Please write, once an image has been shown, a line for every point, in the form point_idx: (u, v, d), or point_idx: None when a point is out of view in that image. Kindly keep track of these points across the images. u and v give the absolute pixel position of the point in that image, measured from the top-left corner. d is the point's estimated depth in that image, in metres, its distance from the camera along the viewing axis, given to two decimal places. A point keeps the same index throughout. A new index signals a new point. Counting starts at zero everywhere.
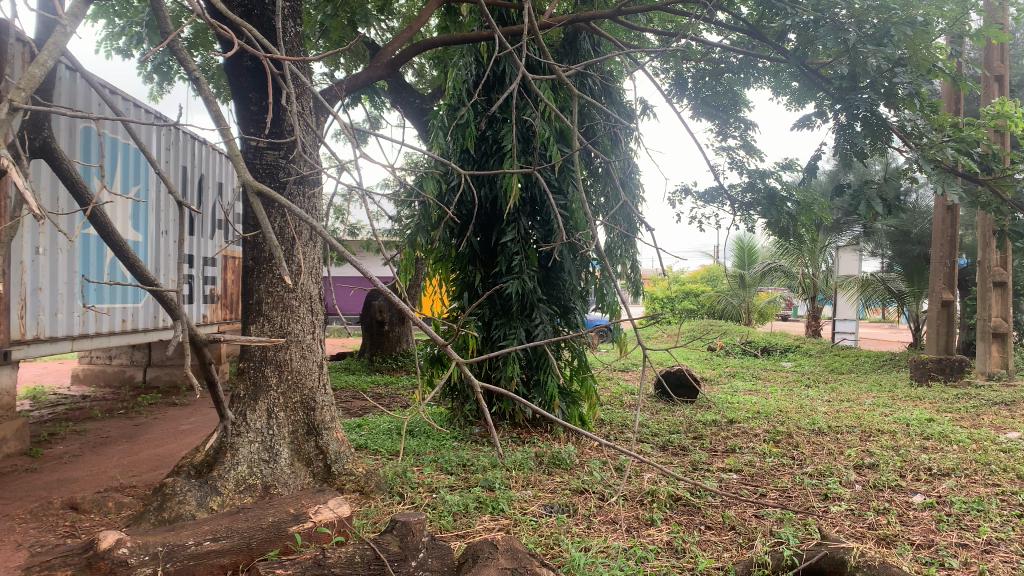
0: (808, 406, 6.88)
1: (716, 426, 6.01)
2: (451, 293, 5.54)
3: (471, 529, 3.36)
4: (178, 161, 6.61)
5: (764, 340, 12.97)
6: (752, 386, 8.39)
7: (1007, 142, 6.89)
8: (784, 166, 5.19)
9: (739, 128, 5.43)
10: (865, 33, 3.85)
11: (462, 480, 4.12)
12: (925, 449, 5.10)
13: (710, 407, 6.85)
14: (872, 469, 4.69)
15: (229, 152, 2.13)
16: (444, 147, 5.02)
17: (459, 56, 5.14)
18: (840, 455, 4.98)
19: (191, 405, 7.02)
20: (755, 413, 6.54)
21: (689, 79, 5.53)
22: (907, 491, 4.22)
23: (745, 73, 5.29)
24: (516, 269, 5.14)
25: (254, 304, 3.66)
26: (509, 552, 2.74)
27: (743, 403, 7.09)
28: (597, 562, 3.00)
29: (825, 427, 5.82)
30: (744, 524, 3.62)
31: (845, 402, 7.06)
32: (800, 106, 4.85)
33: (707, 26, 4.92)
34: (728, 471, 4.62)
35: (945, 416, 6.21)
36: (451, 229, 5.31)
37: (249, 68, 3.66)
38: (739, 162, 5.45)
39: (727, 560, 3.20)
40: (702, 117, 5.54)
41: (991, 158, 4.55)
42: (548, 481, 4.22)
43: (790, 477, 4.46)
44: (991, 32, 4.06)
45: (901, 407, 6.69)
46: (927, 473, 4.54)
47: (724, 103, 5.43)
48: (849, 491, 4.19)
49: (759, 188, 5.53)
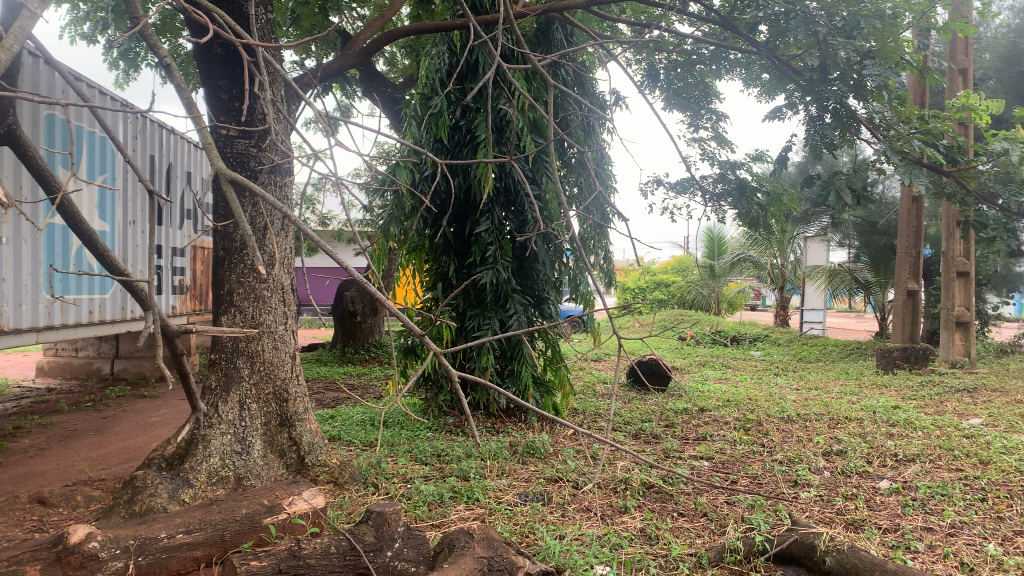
0: (777, 394, 6.98)
1: (688, 414, 6.08)
2: (424, 284, 5.52)
3: (446, 519, 3.36)
4: (145, 150, 6.49)
5: (734, 329, 13.13)
6: (722, 374, 8.48)
7: (970, 134, 7.02)
8: (756, 157, 5.25)
9: (711, 119, 5.47)
10: (834, 26, 3.90)
11: (436, 470, 4.12)
12: (891, 435, 5.21)
13: (681, 396, 6.92)
14: (840, 455, 4.78)
15: (201, 140, 2.10)
16: (417, 137, 4.99)
17: (432, 45, 5.12)
18: (809, 442, 5.07)
19: (160, 397, 6.93)
20: (726, 401, 6.62)
21: (661, 70, 5.55)
22: (873, 477, 4.30)
23: (717, 65, 5.32)
24: (490, 260, 5.14)
25: (225, 295, 3.61)
26: (485, 541, 2.75)
27: (714, 392, 7.18)
28: (572, 550, 3.03)
29: (794, 415, 5.91)
30: (716, 511, 3.67)
31: (813, 390, 7.17)
32: (770, 98, 4.90)
33: (680, 17, 4.94)
34: (700, 459, 4.67)
35: (910, 403, 6.34)
36: (425, 219, 5.28)
37: (219, 56, 3.61)
38: (710, 153, 5.50)
39: (699, 545, 3.24)
40: (673, 107, 5.58)
41: (957, 150, 4.64)
42: (522, 470, 4.23)
43: (760, 464, 4.53)
44: (957, 25, 4.14)
45: (867, 394, 6.82)
46: (893, 459, 4.63)
47: (696, 94, 5.44)
48: (818, 477, 4.26)
49: (730, 178, 5.58)
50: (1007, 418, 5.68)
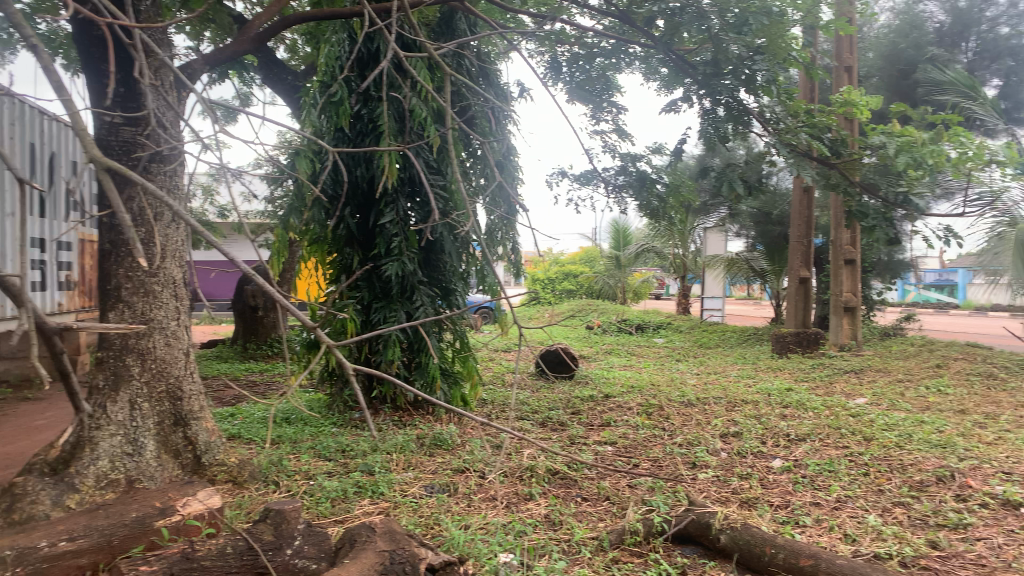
0: (679, 379, 7.20)
1: (593, 402, 6.19)
2: (328, 276, 5.41)
3: (350, 514, 3.32)
4: (23, 137, 6.11)
5: (639, 317, 13.46)
6: (627, 362, 8.69)
7: (854, 129, 7.40)
8: (654, 149, 5.39)
9: (612, 112, 5.60)
10: (727, 22, 4.04)
11: (341, 465, 4.06)
12: (783, 416, 5.45)
13: (587, 384, 7.05)
14: (736, 437, 4.96)
15: (74, 126, 1.99)
16: (317, 125, 4.87)
17: (331, 32, 5.01)
18: (707, 425, 5.24)
19: (46, 399, 6.57)
20: (630, 388, 6.78)
21: (563, 64, 5.62)
22: (767, 456, 4.49)
23: (618, 58, 5.43)
24: (395, 251, 5.08)
25: (112, 290, 3.44)
26: (387, 534, 2.73)
27: (619, 379, 7.34)
28: (476, 539, 3.04)
29: (694, 399, 6.11)
30: (618, 494, 3.75)
31: (713, 375, 7.43)
32: (668, 91, 5.03)
33: (581, 11, 5.00)
34: (604, 444, 4.77)
35: (802, 384, 6.65)
36: (327, 210, 5.16)
37: (100, 37, 3.42)
38: (611, 145, 5.61)
39: (601, 529, 3.31)
40: (576, 100, 5.69)
41: (840, 143, 4.88)
42: (428, 462, 4.22)
43: (661, 447, 4.66)
44: (839, 24, 4.35)
45: (763, 377, 7.12)
46: (785, 438, 4.85)
47: (598, 88, 5.60)
48: (716, 458, 4.42)
49: (631, 170, 5.70)
50: (888, 397, 6.04)
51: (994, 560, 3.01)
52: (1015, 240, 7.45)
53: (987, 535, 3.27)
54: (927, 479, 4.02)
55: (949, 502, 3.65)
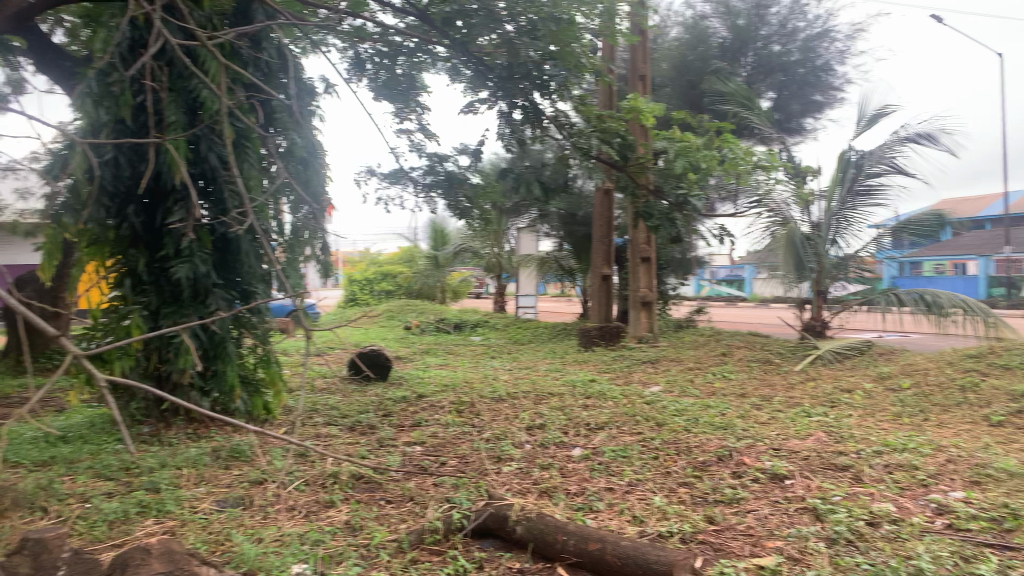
0: (491, 375, 7.33)
1: (405, 402, 6.17)
2: (110, 281, 5.00)
3: (130, 537, 3.08)
4: None
5: (456, 316, 13.60)
6: (442, 361, 8.74)
7: (642, 134, 7.93)
8: (459, 149, 5.45)
9: (417, 111, 5.61)
10: (520, 27, 4.25)
11: (123, 484, 3.76)
12: (585, 406, 5.70)
13: (400, 384, 7.01)
14: (541, 428, 5.13)
15: None
16: (94, 117, 4.45)
17: (110, 16, 4.62)
18: (514, 419, 5.38)
19: None
20: (443, 386, 6.82)
21: (368, 61, 5.51)
22: (568, 446, 4.67)
23: (422, 58, 5.43)
24: (186, 253, 4.79)
25: None
26: (165, 555, 2.56)
27: (433, 378, 7.36)
28: (268, 552, 2.92)
29: (504, 394, 6.24)
30: (421, 494, 3.76)
31: (524, 370, 7.64)
32: (472, 93, 5.11)
33: (382, 8, 4.95)
34: (412, 444, 4.76)
35: (605, 376, 7.00)
36: (107, 209, 4.77)
37: None
38: (417, 145, 5.62)
39: (401, 530, 3.29)
40: (382, 99, 5.65)
41: (629, 148, 5.24)
42: (224, 475, 4.01)
43: (467, 444, 4.72)
44: (626, 35, 4.63)
45: (570, 370, 7.42)
46: (586, 428, 5.07)
47: (403, 87, 5.56)
48: (519, 451, 4.54)
49: (439, 170, 5.72)
50: (680, 385, 6.49)
51: (760, 529, 3.31)
52: (785, 237, 8.37)
53: (756, 507, 3.58)
54: (708, 458, 4.34)
55: (726, 479, 3.97)
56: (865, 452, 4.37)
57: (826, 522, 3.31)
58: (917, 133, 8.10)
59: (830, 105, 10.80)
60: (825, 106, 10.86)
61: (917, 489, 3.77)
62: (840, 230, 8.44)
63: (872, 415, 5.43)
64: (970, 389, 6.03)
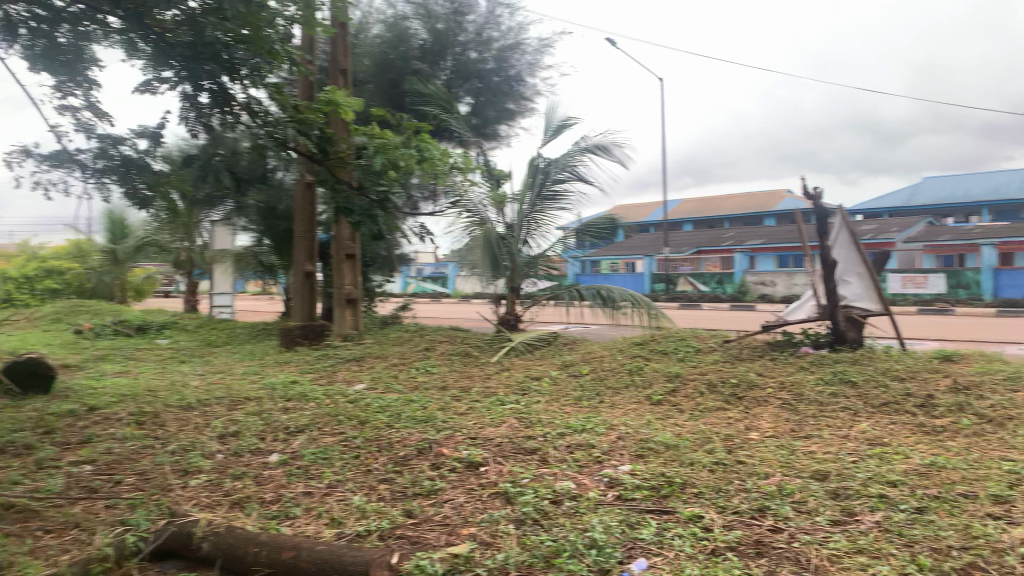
0: (180, 382, 6.75)
1: (73, 416, 5.44)
2: None
3: None
4: None
5: (139, 317, 12.35)
6: (121, 367, 7.87)
7: (338, 127, 7.86)
8: (138, 132, 4.93)
9: (84, 87, 4.99)
10: (206, 5, 4.08)
11: None
12: (284, 409, 5.47)
13: (67, 397, 6.17)
14: (235, 436, 4.82)
15: None
16: None
17: None
18: (205, 428, 5.00)
19: None
20: (120, 396, 6.13)
21: (21, 25, 4.65)
22: (264, 452, 4.44)
23: (90, 28, 4.84)
24: None
25: None
26: None
27: (108, 388, 6.58)
28: None
29: (194, 401, 5.77)
30: (90, 519, 3.32)
31: (217, 374, 7.15)
32: (155, 75, 4.60)
33: None
34: (80, 464, 4.20)
35: (306, 376, 6.79)
36: None
37: None
38: (85, 125, 4.99)
39: (62, 563, 2.87)
40: (38, 70, 4.94)
41: (326, 142, 5.19)
42: None
43: (149, 459, 4.28)
44: (324, 26, 4.54)
45: (268, 372, 7.09)
46: (284, 432, 4.86)
47: (66, 58, 4.94)
48: (210, 462, 4.22)
49: (112, 155, 5.10)
50: (383, 381, 6.51)
51: (456, 518, 3.41)
52: (483, 239, 8.71)
53: (452, 496, 3.69)
54: (409, 452, 4.39)
55: (424, 471, 4.04)
56: (550, 436, 4.72)
57: (515, 504, 3.51)
58: (594, 143, 8.96)
59: (522, 113, 11.58)
60: (517, 114, 11.64)
61: (593, 466, 4.15)
62: (530, 230, 9.07)
63: (557, 401, 5.90)
64: (637, 372, 6.82)
